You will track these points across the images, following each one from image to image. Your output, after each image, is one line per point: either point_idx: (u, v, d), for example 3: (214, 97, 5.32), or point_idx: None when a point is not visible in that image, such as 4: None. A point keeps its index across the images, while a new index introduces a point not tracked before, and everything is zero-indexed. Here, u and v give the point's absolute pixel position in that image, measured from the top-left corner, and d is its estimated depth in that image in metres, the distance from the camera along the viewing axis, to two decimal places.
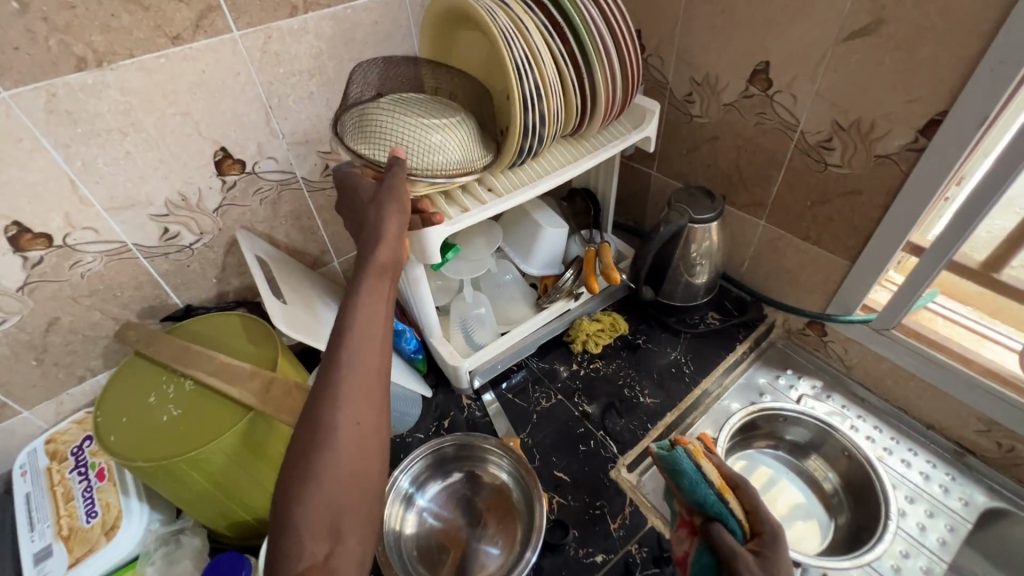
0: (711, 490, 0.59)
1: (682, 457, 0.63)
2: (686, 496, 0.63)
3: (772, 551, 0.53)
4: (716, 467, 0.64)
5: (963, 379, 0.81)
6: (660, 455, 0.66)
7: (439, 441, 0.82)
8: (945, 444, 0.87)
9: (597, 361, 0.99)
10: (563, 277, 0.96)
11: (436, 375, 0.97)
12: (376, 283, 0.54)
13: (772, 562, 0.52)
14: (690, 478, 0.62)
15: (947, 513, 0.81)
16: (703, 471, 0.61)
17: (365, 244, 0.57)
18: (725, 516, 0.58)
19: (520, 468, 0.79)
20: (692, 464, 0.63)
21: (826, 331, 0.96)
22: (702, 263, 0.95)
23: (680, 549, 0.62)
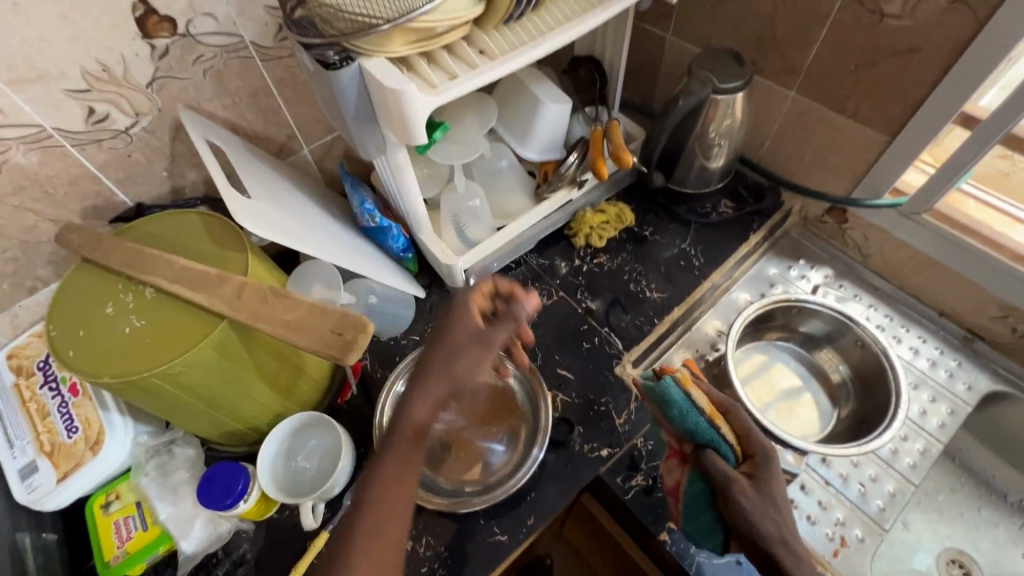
0: (703, 418, 0.58)
1: (673, 388, 0.60)
2: (675, 427, 0.60)
3: (765, 472, 0.58)
4: (701, 392, 0.61)
5: (991, 265, 0.76)
6: (647, 387, 0.62)
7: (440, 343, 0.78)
8: (954, 330, 0.85)
9: (601, 256, 0.92)
10: (565, 162, 0.85)
11: (429, 275, 0.90)
12: (401, 452, 0.51)
13: (766, 486, 0.57)
14: (681, 408, 0.59)
15: (950, 398, 0.81)
16: (695, 400, 0.59)
17: (408, 394, 0.54)
18: (718, 443, 0.58)
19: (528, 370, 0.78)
20: (682, 394, 0.59)
21: (847, 218, 0.89)
22: (721, 144, 0.85)
23: (670, 479, 0.63)
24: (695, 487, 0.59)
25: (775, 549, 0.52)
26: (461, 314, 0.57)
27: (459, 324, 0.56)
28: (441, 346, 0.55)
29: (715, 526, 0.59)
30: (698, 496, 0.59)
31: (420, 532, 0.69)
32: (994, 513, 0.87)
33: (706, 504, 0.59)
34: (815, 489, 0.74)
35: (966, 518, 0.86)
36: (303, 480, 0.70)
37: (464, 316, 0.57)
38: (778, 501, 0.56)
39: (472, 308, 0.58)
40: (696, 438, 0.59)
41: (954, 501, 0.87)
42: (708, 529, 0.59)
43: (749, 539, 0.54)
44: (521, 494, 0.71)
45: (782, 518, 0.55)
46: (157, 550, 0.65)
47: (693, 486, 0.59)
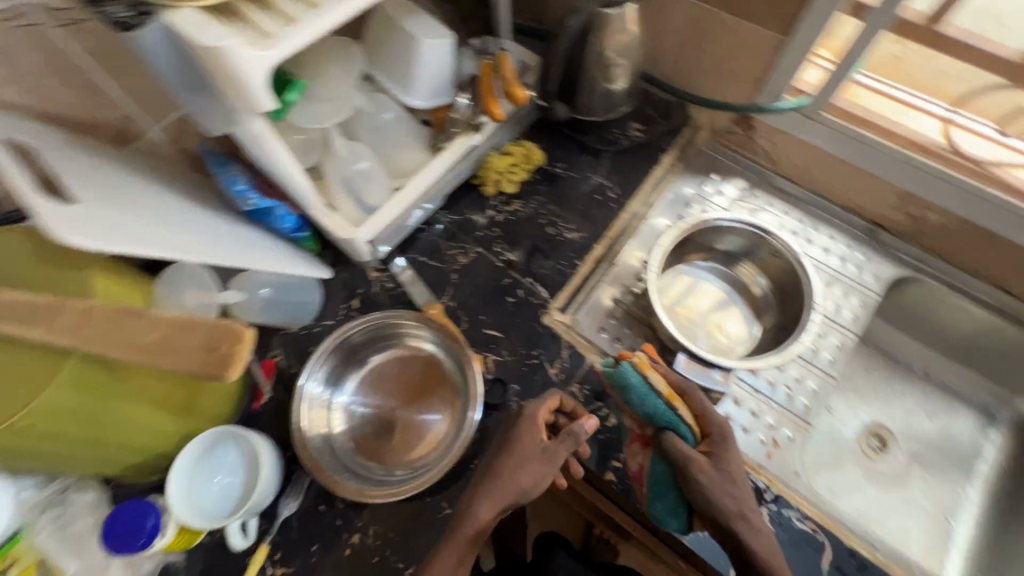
0: (661, 401, 0.61)
1: (630, 373, 0.62)
2: (636, 410, 0.63)
3: (723, 449, 0.61)
4: (659, 374, 0.64)
5: (888, 156, 0.78)
6: (607, 373, 0.64)
7: (347, 330, 0.72)
8: (859, 224, 0.88)
9: (514, 202, 0.87)
10: (456, 105, 0.77)
11: (333, 252, 0.83)
12: (453, 547, 0.60)
13: (725, 463, 0.60)
14: (639, 393, 0.61)
15: (860, 290, 0.85)
16: (653, 384, 0.61)
17: (473, 493, 0.62)
18: (676, 424, 0.61)
19: (443, 334, 0.73)
20: (640, 378, 0.62)
21: (753, 125, 0.87)
22: (620, 63, 0.79)
23: (635, 464, 0.65)
24: (659, 468, 0.63)
25: (735, 523, 0.58)
26: (529, 432, 0.64)
27: (529, 442, 0.63)
28: (508, 460, 0.63)
29: (678, 505, 0.62)
30: (663, 477, 0.62)
31: (367, 522, 0.67)
32: (902, 384, 0.94)
33: (670, 483, 0.62)
34: (746, 400, 0.77)
35: (880, 394, 0.93)
36: (236, 492, 0.65)
37: (530, 431, 0.64)
38: (735, 475, 0.60)
39: (540, 425, 0.65)
40: (656, 420, 0.61)
41: (869, 381, 0.94)
42: (672, 508, 0.62)
43: (711, 512, 0.59)
44: (465, 465, 0.69)
45: (739, 492, 0.59)
46: None
47: (657, 467, 0.63)
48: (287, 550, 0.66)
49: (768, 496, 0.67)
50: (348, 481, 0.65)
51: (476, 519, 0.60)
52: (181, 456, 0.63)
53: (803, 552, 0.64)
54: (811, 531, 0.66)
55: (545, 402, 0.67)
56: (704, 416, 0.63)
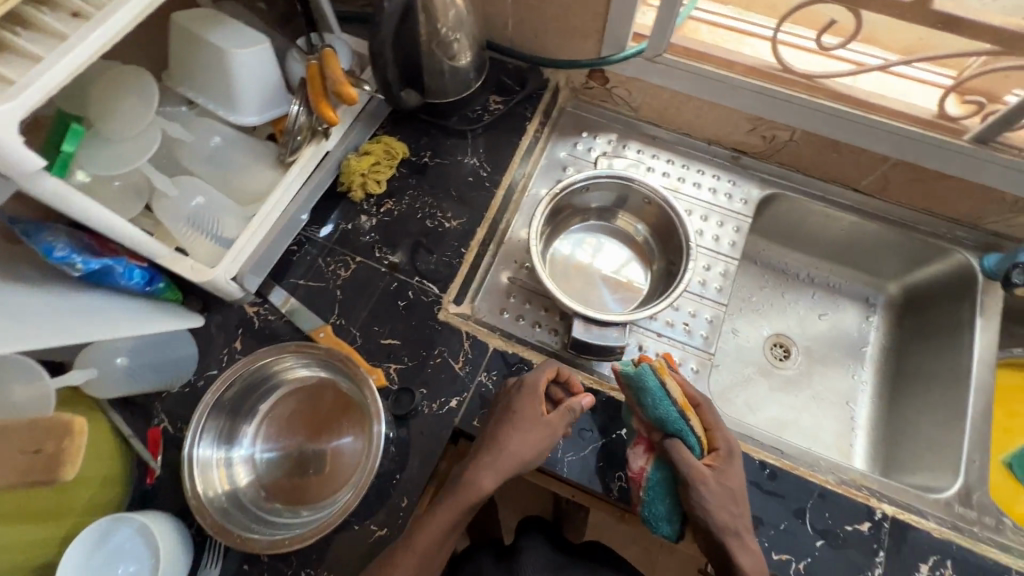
0: (675, 409, 0.62)
1: (650, 376, 0.63)
2: (648, 413, 0.64)
3: (726, 465, 0.63)
4: (678, 382, 0.65)
5: (731, 86, 0.81)
6: (625, 373, 0.65)
7: (213, 394, 0.65)
8: (724, 153, 0.92)
9: (387, 202, 0.83)
10: (291, 115, 0.71)
11: (201, 296, 0.76)
12: (446, 511, 0.58)
13: (728, 477, 0.62)
14: (655, 397, 0.63)
15: (735, 217, 0.89)
16: (669, 391, 0.63)
17: (475, 461, 0.61)
18: (685, 433, 0.63)
19: (315, 358, 0.69)
20: (658, 383, 0.63)
21: (606, 77, 0.88)
22: (457, 37, 0.76)
23: (636, 465, 0.66)
24: (660, 473, 0.64)
25: (725, 537, 0.59)
26: (528, 400, 0.64)
27: (533, 408, 0.63)
28: (511, 427, 0.62)
29: (672, 512, 0.64)
30: (663, 481, 0.64)
31: (298, 568, 0.64)
32: (793, 293, 1.01)
33: (668, 489, 0.64)
34: (650, 344, 0.80)
35: (776, 307, 0.99)
36: None
37: (530, 401, 0.63)
38: (735, 493, 0.61)
39: (541, 390, 0.65)
40: (669, 426, 0.63)
41: (764, 297, 1.00)
42: (665, 514, 0.64)
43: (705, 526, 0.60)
44: (387, 482, 0.67)
45: (737, 510, 0.61)
46: None
47: (659, 472, 0.64)
48: None
49: None
50: (256, 537, 0.60)
51: (477, 483, 0.59)
52: (66, 557, 0.57)
53: None
54: None
55: (546, 368, 0.67)
56: (714, 430, 0.65)
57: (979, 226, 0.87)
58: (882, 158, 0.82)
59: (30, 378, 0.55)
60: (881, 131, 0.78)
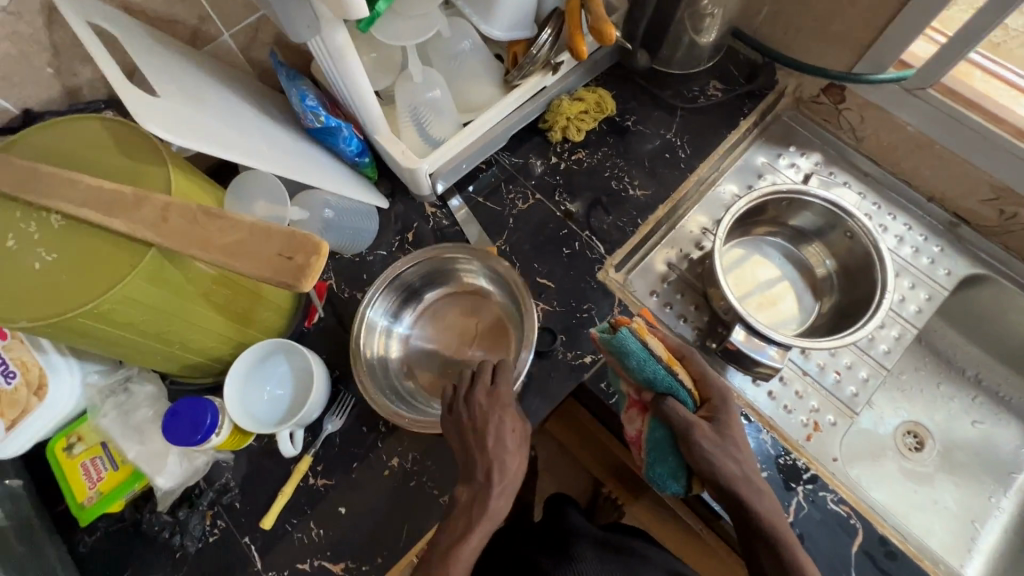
0: (661, 367, 0.57)
1: (629, 339, 0.57)
2: (635, 376, 0.59)
3: (723, 414, 0.58)
4: (654, 338, 0.60)
5: (994, 145, 0.72)
6: (602, 340, 0.60)
7: (398, 265, 0.72)
8: (940, 216, 0.84)
9: (579, 152, 0.84)
10: (536, 41, 0.72)
11: (391, 182, 0.82)
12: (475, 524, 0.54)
13: (726, 426, 0.57)
14: (638, 358, 0.57)
15: (930, 284, 0.82)
16: (652, 349, 0.57)
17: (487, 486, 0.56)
18: (677, 388, 0.58)
19: (496, 273, 0.73)
20: (640, 344, 0.58)
21: (844, 96, 0.82)
22: (715, 12, 0.73)
23: (632, 430, 0.62)
24: (658, 433, 0.59)
25: (737, 485, 0.54)
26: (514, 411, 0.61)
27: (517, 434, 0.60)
28: (514, 452, 0.59)
29: (678, 469, 0.59)
30: (660, 439, 0.59)
31: (407, 449, 0.69)
32: (949, 386, 0.91)
33: (668, 447, 0.59)
34: (793, 380, 0.76)
35: (924, 394, 0.90)
36: (285, 404, 0.68)
37: (515, 417, 0.61)
38: (736, 440, 0.57)
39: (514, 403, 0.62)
40: (653, 384, 0.58)
41: (916, 379, 0.91)
42: (670, 472, 0.60)
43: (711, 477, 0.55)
44: None
45: (741, 455, 0.56)
46: (134, 487, 0.63)
47: (657, 433, 0.59)
48: (328, 463, 0.69)
49: (805, 476, 0.67)
50: (386, 402, 0.66)
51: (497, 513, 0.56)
52: (228, 384, 0.64)
53: (832, 533, 0.64)
54: (844, 514, 0.65)
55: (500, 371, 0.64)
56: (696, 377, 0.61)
57: None
58: None
59: (274, 202, 0.65)
60: None
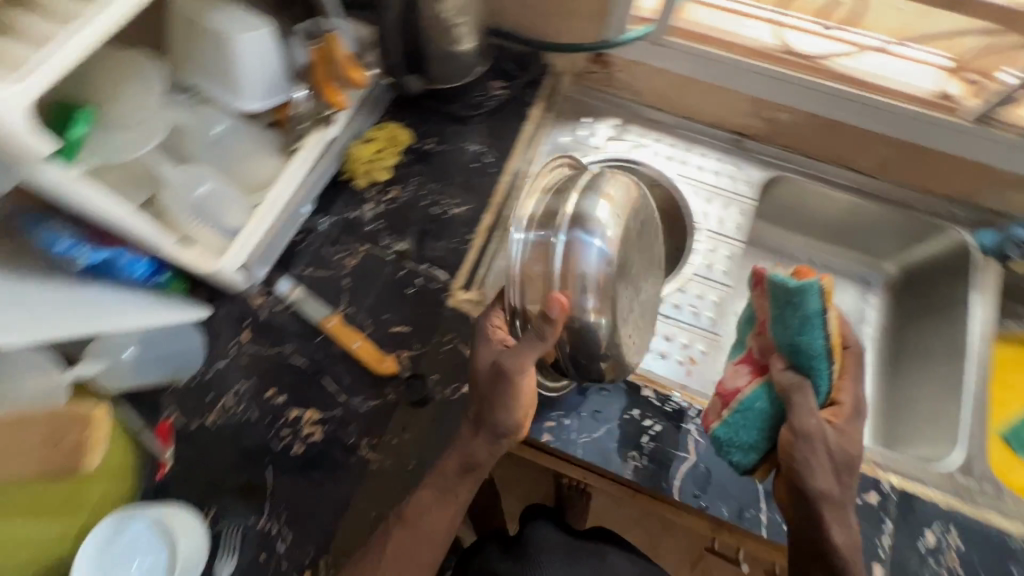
0: (822, 342, 0.60)
1: (812, 297, 0.61)
2: (784, 337, 0.63)
3: (847, 427, 0.60)
4: (834, 317, 0.62)
5: (735, 67, 0.82)
6: (774, 282, 0.63)
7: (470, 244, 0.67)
8: (725, 136, 0.92)
9: (392, 189, 0.82)
10: (295, 102, 0.71)
11: (206, 287, 0.76)
12: (430, 491, 0.61)
13: (843, 434, 0.59)
14: (809, 319, 0.61)
15: (739, 201, 0.89)
16: (827, 321, 0.61)
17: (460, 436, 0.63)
18: (821, 374, 0.61)
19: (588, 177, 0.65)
20: (818, 308, 0.61)
21: (609, 61, 0.88)
22: (462, 22, 0.76)
23: (735, 382, 0.68)
24: (759, 398, 0.64)
25: (816, 502, 0.57)
26: (488, 344, 0.63)
27: (483, 360, 0.62)
28: (480, 387, 0.62)
29: (756, 444, 0.63)
30: (757, 409, 0.64)
31: (316, 555, 0.64)
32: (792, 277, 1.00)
33: (762, 421, 0.63)
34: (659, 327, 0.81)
35: None
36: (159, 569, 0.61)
37: (483, 351, 0.63)
38: (849, 464, 0.58)
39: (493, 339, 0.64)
40: (800, 353, 0.61)
41: None
42: (747, 444, 0.64)
43: (798, 484, 0.58)
44: (404, 469, 0.67)
45: (841, 481, 0.58)
46: None
47: (759, 399, 0.64)
48: None
49: (692, 413, 0.71)
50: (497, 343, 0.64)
51: (470, 455, 0.62)
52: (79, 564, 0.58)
53: None
54: None
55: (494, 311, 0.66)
56: (848, 385, 0.62)
57: (975, 203, 0.86)
58: (882, 138, 0.82)
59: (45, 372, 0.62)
60: (879, 110, 0.79)
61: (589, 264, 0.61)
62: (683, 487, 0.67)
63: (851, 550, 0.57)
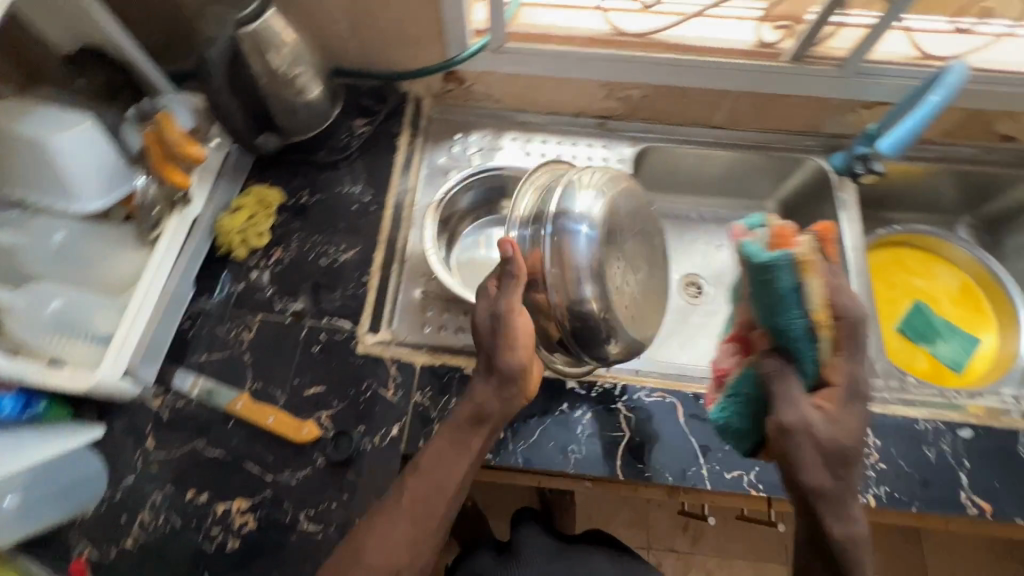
0: (801, 319, 0.52)
1: (782, 274, 0.52)
2: (763, 317, 0.55)
3: (840, 411, 0.52)
4: (819, 283, 0.54)
5: (576, 58, 0.85)
6: (745, 255, 0.54)
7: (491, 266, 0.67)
8: (590, 122, 0.96)
9: (275, 251, 0.80)
10: (139, 189, 0.69)
11: (94, 403, 0.71)
12: (448, 438, 0.61)
13: (837, 418, 0.52)
14: (784, 296, 0.52)
15: None
16: (806, 294, 0.52)
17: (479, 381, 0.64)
18: (805, 355, 0.53)
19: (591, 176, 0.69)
20: (793, 284, 0.52)
21: (461, 77, 0.90)
22: (300, 71, 0.75)
23: None
24: (745, 378, 0.59)
25: (811, 499, 0.50)
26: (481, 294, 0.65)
27: (478, 311, 0.65)
28: (482, 341, 0.64)
29: (749, 426, 0.60)
30: (744, 395, 0.59)
31: None
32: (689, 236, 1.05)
33: (753, 404, 0.59)
34: None
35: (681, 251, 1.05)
36: None
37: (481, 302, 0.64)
38: (845, 457, 0.50)
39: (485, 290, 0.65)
40: (780, 334, 0.54)
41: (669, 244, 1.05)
42: (742, 427, 0.60)
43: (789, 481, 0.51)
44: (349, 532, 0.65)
45: (840, 475, 0.50)
46: None
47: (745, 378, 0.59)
48: None
49: (618, 392, 0.73)
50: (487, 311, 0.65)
51: (478, 404, 0.62)
52: None
53: (662, 419, 0.72)
54: (661, 399, 0.73)
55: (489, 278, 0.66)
56: (840, 360, 0.54)
57: (822, 132, 0.94)
58: (724, 93, 0.88)
59: None
60: (714, 70, 0.85)
61: (581, 251, 0.64)
62: (625, 465, 0.69)
63: (857, 546, 0.50)
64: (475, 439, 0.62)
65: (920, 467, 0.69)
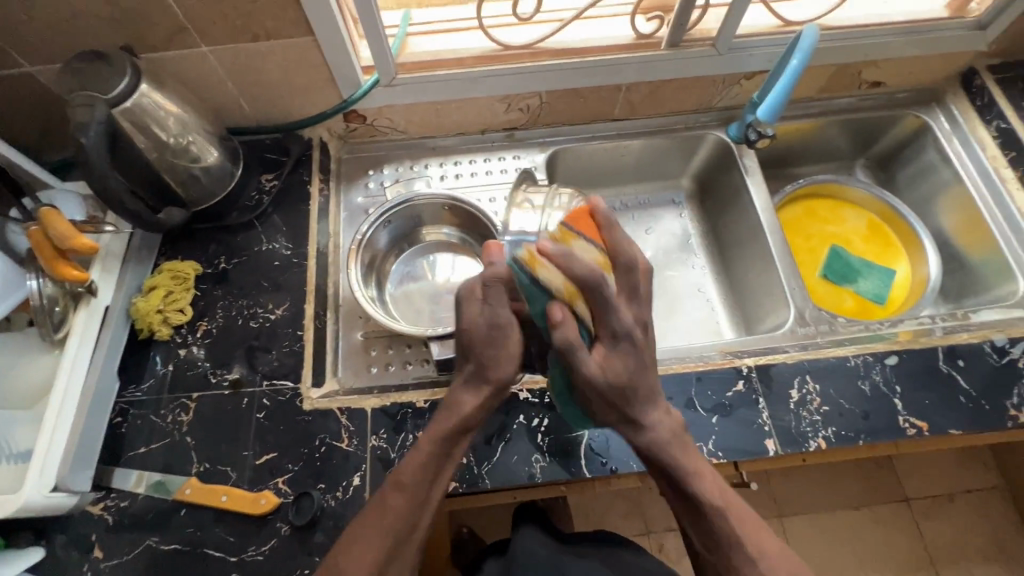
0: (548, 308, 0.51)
1: (519, 275, 0.50)
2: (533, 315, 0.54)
3: (625, 351, 0.54)
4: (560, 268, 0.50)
5: (468, 78, 0.87)
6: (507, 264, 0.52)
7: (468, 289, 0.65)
8: (499, 135, 0.98)
9: (200, 324, 0.77)
10: (31, 292, 0.66)
11: (29, 524, 0.66)
12: (426, 449, 0.58)
13: (614, 364, 0.54)
14: (528, 292, 0.51)
15: None
16: (545, 286, 0.49)
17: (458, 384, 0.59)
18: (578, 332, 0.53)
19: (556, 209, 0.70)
20: (530, 279, 0.50)
21: (362, 115, 0.90)
22: (190, 139, 0.74)
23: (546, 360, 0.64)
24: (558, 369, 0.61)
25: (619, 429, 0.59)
26: (468, 298, 0.56)
27: (474, 319, 0.54)
28: (475, 350, 0.55)
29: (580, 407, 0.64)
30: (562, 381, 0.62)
31: None
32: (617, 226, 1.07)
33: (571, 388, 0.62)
34: None
35: None
36: None
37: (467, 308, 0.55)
38: (638, 393, 0.56)
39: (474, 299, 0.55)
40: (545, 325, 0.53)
41: None
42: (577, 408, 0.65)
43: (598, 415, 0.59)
44: None
45: (642, 405, 0.57)
46: None
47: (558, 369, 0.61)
48: None
49: None
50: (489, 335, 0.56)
51: (464, 417, 0.57)
52: None
53: None
54: None
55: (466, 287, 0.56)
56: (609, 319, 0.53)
57: (715, 107, 0.99)
58: (616, 87, 0.92)
59: None
60: (601, 67, 0.88)
61: None
62: (591, 463, 0.70)
63: (682, 453, 0.59)
64: (454, 450, 0.58)
65: (859, 401, 0.73)
